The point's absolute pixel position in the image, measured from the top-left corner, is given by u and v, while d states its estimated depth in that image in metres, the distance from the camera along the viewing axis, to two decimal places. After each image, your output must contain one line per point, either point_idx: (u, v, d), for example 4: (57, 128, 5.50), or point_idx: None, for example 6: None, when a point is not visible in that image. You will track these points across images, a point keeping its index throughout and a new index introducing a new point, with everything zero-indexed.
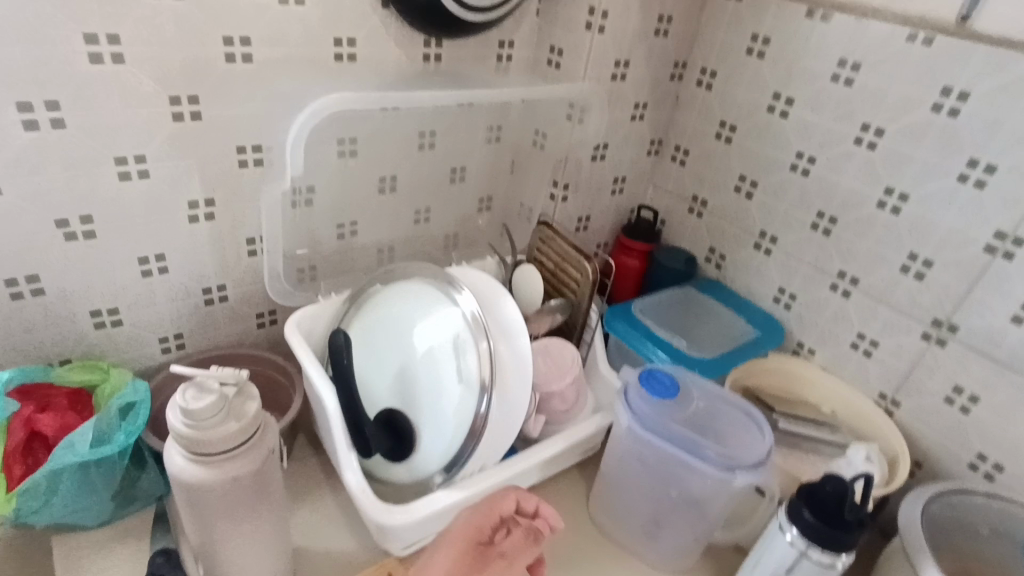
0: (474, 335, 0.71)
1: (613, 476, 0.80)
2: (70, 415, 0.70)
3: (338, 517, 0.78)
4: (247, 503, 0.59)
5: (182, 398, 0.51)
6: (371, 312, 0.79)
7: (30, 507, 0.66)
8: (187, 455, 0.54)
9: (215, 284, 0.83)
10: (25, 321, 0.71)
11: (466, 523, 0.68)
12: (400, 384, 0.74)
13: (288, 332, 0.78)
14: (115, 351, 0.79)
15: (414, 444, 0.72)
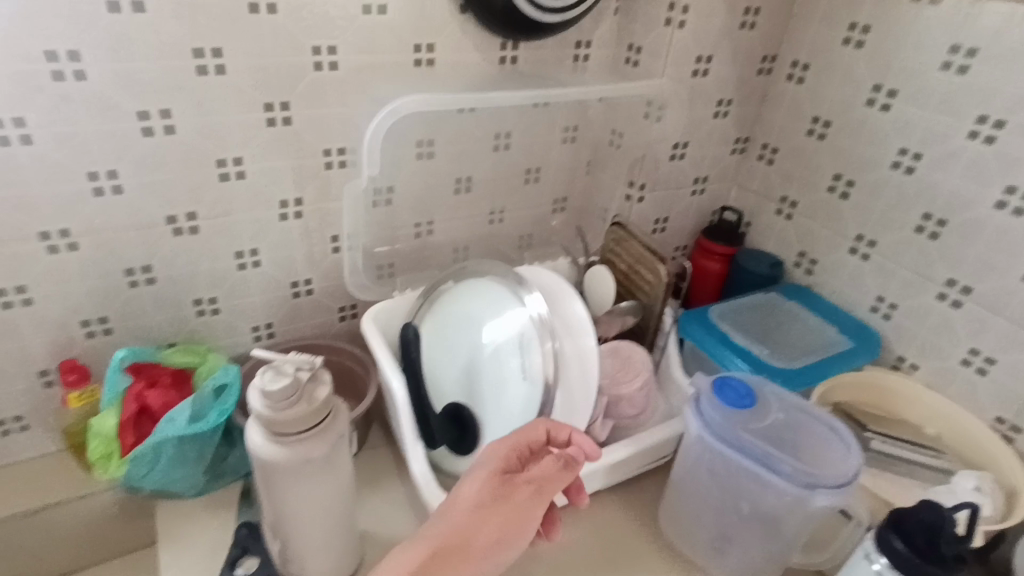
0: (539, 336, 0.71)
1: (680, 485, 0.78)
2: (173, 393, 0.77)
3: (405, 506, 0.81)
4: (317, 483, 0.62)
5: (260, 380, 0.54)
6: (444, 309, 0.81)
7: (140, 474, 0.74)
8: (265, 434, 0.58)
9: (302, 278, 0.89)
10: (141, 306, 0.79)
11: (501, 449, 0.64)
12: (467, 380, 0.75)
13: (365, 325, 0.82)
14: (214, 337, 0.86)
15: (479, 439, 0.73)
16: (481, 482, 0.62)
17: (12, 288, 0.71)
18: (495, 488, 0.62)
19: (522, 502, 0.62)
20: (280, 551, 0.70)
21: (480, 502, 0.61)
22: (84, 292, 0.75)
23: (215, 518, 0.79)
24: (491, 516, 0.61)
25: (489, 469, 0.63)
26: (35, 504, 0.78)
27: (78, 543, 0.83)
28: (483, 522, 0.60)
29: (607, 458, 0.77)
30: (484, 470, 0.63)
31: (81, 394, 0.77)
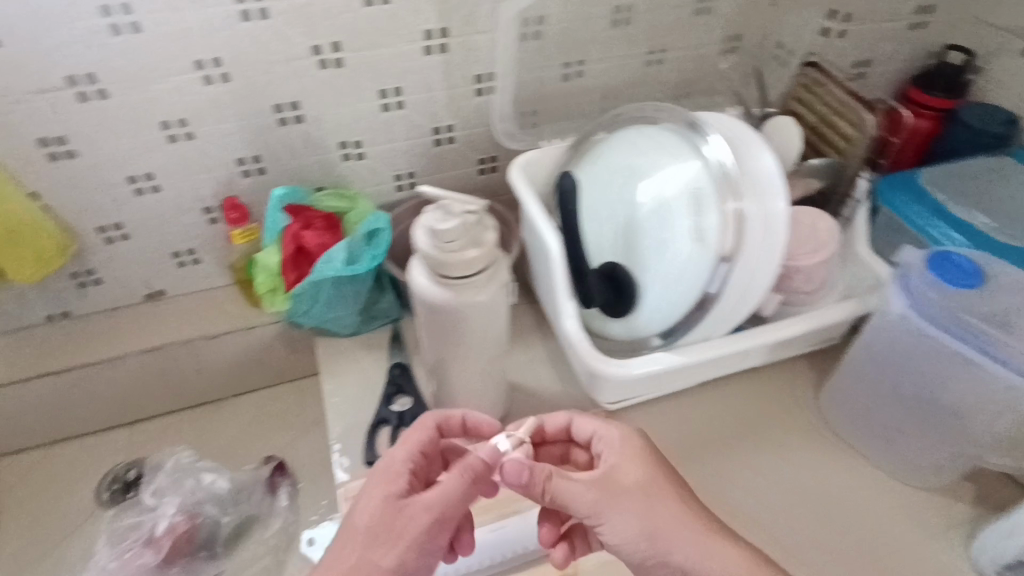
0: (719, 192, 0.61)
1: (852, 372, 0.72)
2: (327, 236, 0.78)
3: (549, 361, 0.81)
4: (475, 328, 0.62)
5: (430, 219, 0.51)
6: (605, 161, 0.73)
7: (302, 309, 0.78)
8: (431, 275, 0.56)
9: (445, 124, 0.83)
10: (291, 147, 0.78)
11: (396, 459, 0.57)
12: (626, 237, 0.68)
13: (512, 173, 0.76)
14: (359, 184, 0.85)
15: (635, 302, 0.67)
16: (378, 495, 0.54)
17: (176, 122, 0.71)
18: (395, 500, 0.53)
19: (426, 534, 0.53)
20: (436, 392, 0.72)
21: (396, 531, 0.52)
22: (238, 130, 0.74)
23: (369, 357, 0.83)
24: (393, 540, 0.52)
25: (402, 463, 0.56)
26: (213, 331, 0.85)
27: (247, 368, 0.91)
28: (379, 553, 0.51)
29: (774, 333, 0.70)
30: (388, 470, 0.56)
31: (246, 233, 0.80)
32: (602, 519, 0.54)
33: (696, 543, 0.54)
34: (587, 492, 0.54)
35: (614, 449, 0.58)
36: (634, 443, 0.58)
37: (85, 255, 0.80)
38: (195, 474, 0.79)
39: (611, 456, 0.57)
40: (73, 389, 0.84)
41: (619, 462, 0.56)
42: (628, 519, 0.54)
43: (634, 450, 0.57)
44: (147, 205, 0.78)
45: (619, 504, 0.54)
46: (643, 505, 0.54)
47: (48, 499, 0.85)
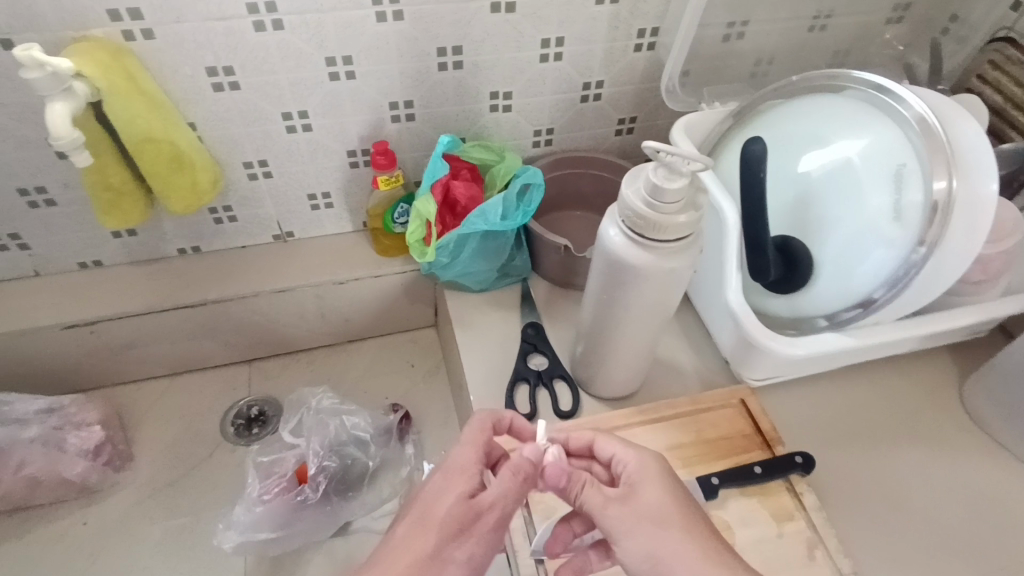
0: (928, 168, 0.59)
1: (1006, 371, 0.68)
2: (476, 188, 0.77)
3: (683, 332, 0.80)
4: (650, 295, 0.58)
5: (653, 175, 0.49)
6: (781, 128, 0.70)
7: (442, 262, 0.78)
8: (630, 235, 0.54)
9: (596, 80, 0.80)
10: (443, 93, 0.76)
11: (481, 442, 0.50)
12: (802, 210, 0.66)
13: (675, 133, 0.73)
14: (500, 136, 0.83)
15: (808, 277, 0.66)
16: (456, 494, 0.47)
17: (340, 59, 0.69)
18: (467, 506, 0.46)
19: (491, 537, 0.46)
20: (580, 354, 0.72)
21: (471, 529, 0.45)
22: (397, 72, 0.72)
23: (499, 315, 0.82)
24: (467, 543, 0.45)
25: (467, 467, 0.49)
26: (342, 276, 0.85)
27: (368, 315, 0.91)
28: (453, 548, 0.44)
29: (946, 321, 0.65)
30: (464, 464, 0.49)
31: (389, 178, 0.78)
32: (624, 547, 0.47)
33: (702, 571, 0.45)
34: (618, 516, 0.47)
35: (632, 466, 0.50)
36: (649, 459, 0.50)
37: (227, 190, 0.80)
38: (337, 415, 0.81)
39: (631, 475, 0.50)
40: (203, 323, 0.85)
41: (644, 484, 0.49)
42: (648, 543, 0.46)
43: (642, 466, 0.50)
44: (294, 143, 0.77)
45: (640, 529, 0.46)
46: (673, 528, 0.46)
47: (173, 428, 0.86)
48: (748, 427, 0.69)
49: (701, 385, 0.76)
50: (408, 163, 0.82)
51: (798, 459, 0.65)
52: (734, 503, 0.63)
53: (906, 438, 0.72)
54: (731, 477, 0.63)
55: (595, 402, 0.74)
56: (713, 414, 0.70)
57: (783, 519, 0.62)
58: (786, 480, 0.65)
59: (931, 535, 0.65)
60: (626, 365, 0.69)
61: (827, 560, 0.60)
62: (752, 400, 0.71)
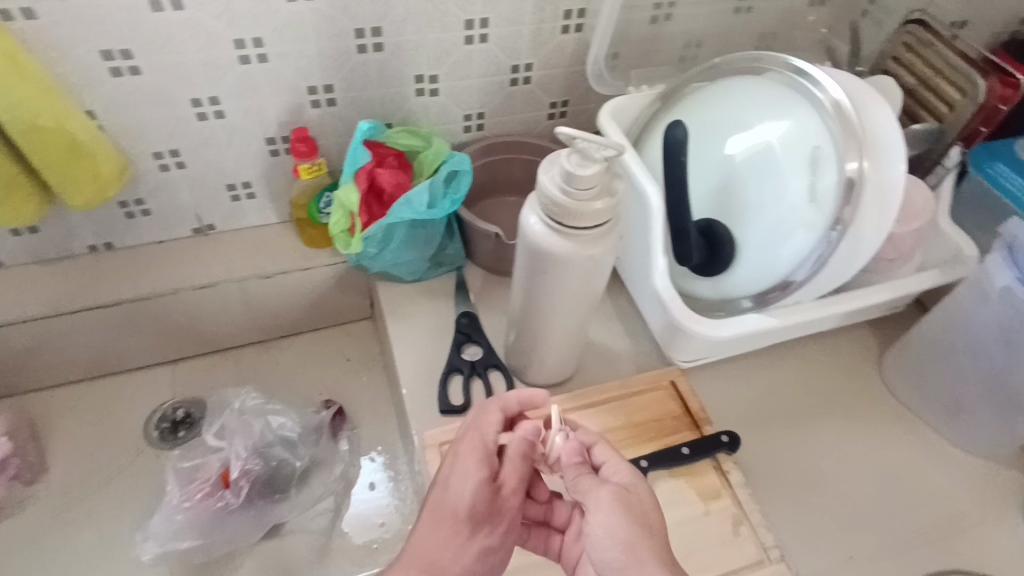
0: (841, 151, 0.60)
1: (926, 344, 0.72)
2: (402, 175, 0.75)
3: (617, 317, 0.81)
4: (574, 283, 0.58)
5: (567, 162, 0.48)
6: (705, 113, 0.70)
7: (370, 253, 0.75)
8: (549, 224, 0.54)
9: (524, 63, 0.78)
10: (365, 76, 0.73)
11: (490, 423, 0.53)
12: (725, 193, 0.67)
13: (602, 117, 0.73)
14: (429, 121, 0.80)
15: (732, 260, 0.67)
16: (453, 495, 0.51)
17: (250, 41, 0.66)
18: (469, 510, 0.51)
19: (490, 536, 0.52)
20: (513, 342, 0.71)
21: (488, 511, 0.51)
22: (313, 54, 0.69)
23: (433, 305, 0.81)
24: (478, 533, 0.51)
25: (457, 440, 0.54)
26: (267, 270, 0.81)
27: (299, 309, 0.88)
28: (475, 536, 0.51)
29: (863, 301, 0.67)
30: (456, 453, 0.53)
31: (312, 167, 0.75)
32: (591, 523, 0.47)
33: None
34: (601, 497, 0.47)
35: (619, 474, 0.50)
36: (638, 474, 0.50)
37: (136, 181, 0.75)
38: (261, 415, 0.78)
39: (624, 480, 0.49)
40: (119, 324, 0.80)
41: (636, 487, 0.49)
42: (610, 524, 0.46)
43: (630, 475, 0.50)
44: (207, 131, 0.73)
45: (614, 508, 0.47)
46: (639, 530, 0.46)
47: (91, 436, 0.82)
48: (678, 408, 0.70)
49: (635, 368, 0.76)
50: (333, 150, 0.79)
51: (724, 438, 0.66)
52: (663, 484, 0.64)
53: (829, 413, 0.75)
54: (659, 460, 0.64)
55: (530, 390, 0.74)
56: (645, 397, 0.71)
57: (709, 498, 0.64)
58: (712, 459, 0.66)
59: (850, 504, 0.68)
60: (558, 352, 0.69)
61: (751, 535, 0.62)
62: (682, 382, 0.72)
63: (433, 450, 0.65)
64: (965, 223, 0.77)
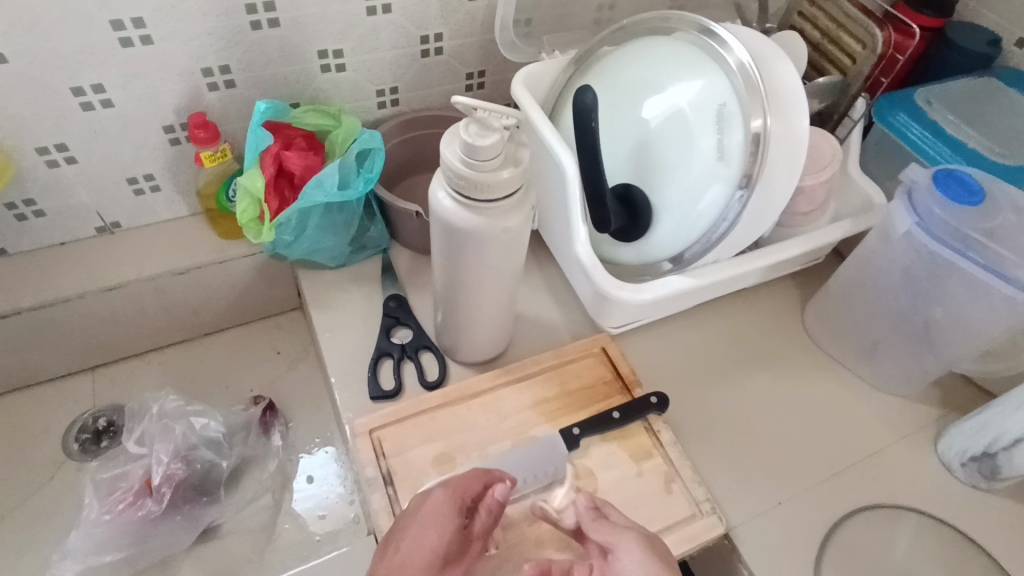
0: (746, 107, 0.61)
1: (846, 288, 0.74)
2: (312, 157, 0.72)
3: (548, 288, 0.80)
4: (490, 257, 0.57)
5: (466, 133, 0.47)
6: (617, 76, 0.69)
7: (285, 241, 0.72)
8: (457, 197, 0.52)
9: (434, 33, 0.75)
10: (263, 55, 0.69)
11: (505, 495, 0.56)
12: (639, 157, 0.67)
13: (515, 85, 0.71)
14: (340, 100, 0.77)
15: (650, 223, 0.67)
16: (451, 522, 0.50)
17: (129, 21, 0.61)
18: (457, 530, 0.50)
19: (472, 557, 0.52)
20: (441, 321, 0.70)
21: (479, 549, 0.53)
22: (203, 33, 0.65)
23: (360, 290, 0.78)
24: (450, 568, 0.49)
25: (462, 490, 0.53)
26: (182, 266, 0.77)
27: (222, 304, 0.85)
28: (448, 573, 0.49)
29: (778, 255, 0.69)
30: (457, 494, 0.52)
31: (214, 154, 0.71)
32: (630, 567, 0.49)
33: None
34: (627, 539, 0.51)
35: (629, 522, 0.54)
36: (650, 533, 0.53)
37: (23, 180, 0.70)
38: (184, 417, 0.75)
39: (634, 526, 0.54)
40: (21, 334, 0.75)
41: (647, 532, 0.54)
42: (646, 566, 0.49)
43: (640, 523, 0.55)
44: (96, 121, 0.68)
45: (638, 547, 0.50)
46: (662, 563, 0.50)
47: (4, 454, 0.77)
48: (609, 373, 0.71)
49: (568, 337, 0.77)
50: (238, 135, 0.75)
51: (653, 399, 0.67)
52: (597, 449, 0.65)
53: (756, 365, 0.77)
54: (591, 426, 0.65)
55: (464, 368, 0.73)
56: (577, 364, 0.71)
57: (642, 458, 0.65)
58: (643, 420, 0.67)
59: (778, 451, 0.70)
60: (486, 327, 0.68)
61: (683, 491, 0.64)
62: (613, 347, 0.72)
63: (364, 438, 0.64)
64: (874, 172, 0.79)
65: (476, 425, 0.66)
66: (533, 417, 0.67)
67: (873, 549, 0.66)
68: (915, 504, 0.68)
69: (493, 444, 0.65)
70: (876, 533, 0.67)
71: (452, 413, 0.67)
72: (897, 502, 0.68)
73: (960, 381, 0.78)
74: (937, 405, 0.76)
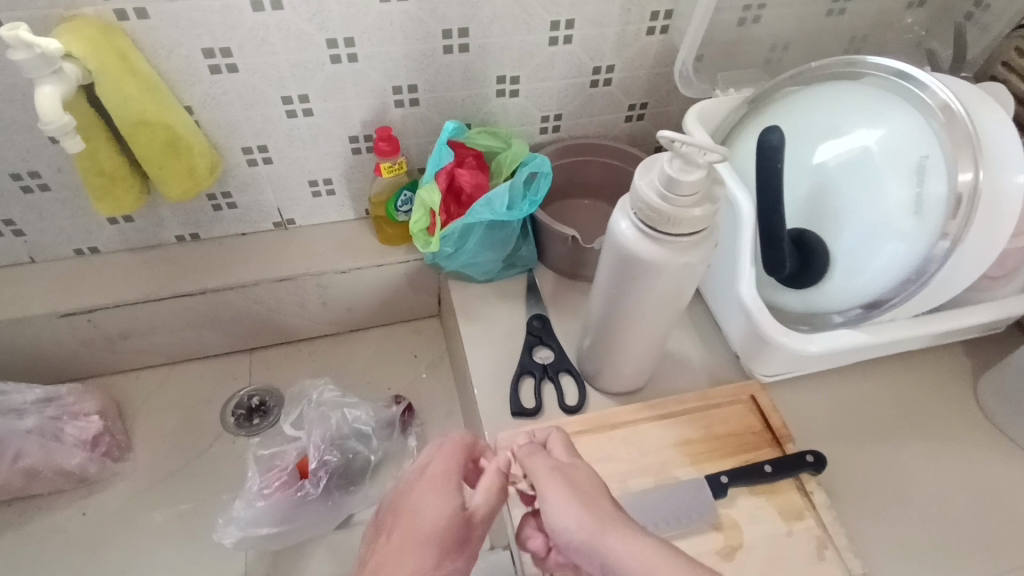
0: (953, 160, 0.57)
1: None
2: (481, 176, 0.76)
3: (692, 326, 0.79)
4: (662, 290, 0.57)
5: (667, 167, 0.47)
6: (799, 117, 0.67)
7: (447, 253, 0.76)
8: (642, 229, 0.52)
9: (606, 65, 0.77)
10: (448, 77, 0.73)
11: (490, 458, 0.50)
12: (818, 201, 0.64)
13: (687, 120, 0.71)
14: (507, 123, 0.80)
15: (824, 271, 0.64)
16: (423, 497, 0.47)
17: (342, 41, 0.67)
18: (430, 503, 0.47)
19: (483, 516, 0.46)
20: (588, 348, 0.70)
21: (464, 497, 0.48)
22: (400, 54, 0.70)
23: (504, 306, 0.80)
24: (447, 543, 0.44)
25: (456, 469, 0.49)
26: (343, 266, 0.83)
27: (370, 304, 0.90)
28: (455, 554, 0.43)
29: (966, 319, 0.63)
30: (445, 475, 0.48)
31: (392, 166, 0.76)
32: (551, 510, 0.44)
33: (649, 555, 0.40)
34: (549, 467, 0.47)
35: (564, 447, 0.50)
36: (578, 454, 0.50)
37: (225, 176, 0.78)
38: (338, 408, 0.80)
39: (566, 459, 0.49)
40: (201, 312, 0.83)
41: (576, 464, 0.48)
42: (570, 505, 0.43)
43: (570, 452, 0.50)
44: (295, 128, 0.74)
45: (563, 490, 0.44)
46: (582, 499, 0.44)
47: (172, 420, 0.85)
48: (758, 423, 0.68)
49: (711, 379, 0.74)
50: (412, 150, 0.80)
51: (808, 457, 0.64)
52: (744, 501, 0.62)
53: (920, 433, 0.71)
54: (741, 476, 0.62)
55: (602, 397, 0.72)
56: (723, 410, 0.69)
57: (792, 518, 0.61)
58: (796, 478, 0.64)
59: (941, 532, 0.64)
60: (634, 359, 0.67)
61: (836, 559, 0.59)
62: (763, 396, 0.69)
63: None
64: None
65: (617, 456, 0.65)
66: (676, 458, 0.65)
67: None
68: None
69: (632, 477, 0.64)
70: None
71: (592, 441, 0.66)
72: None
73: None
74: None
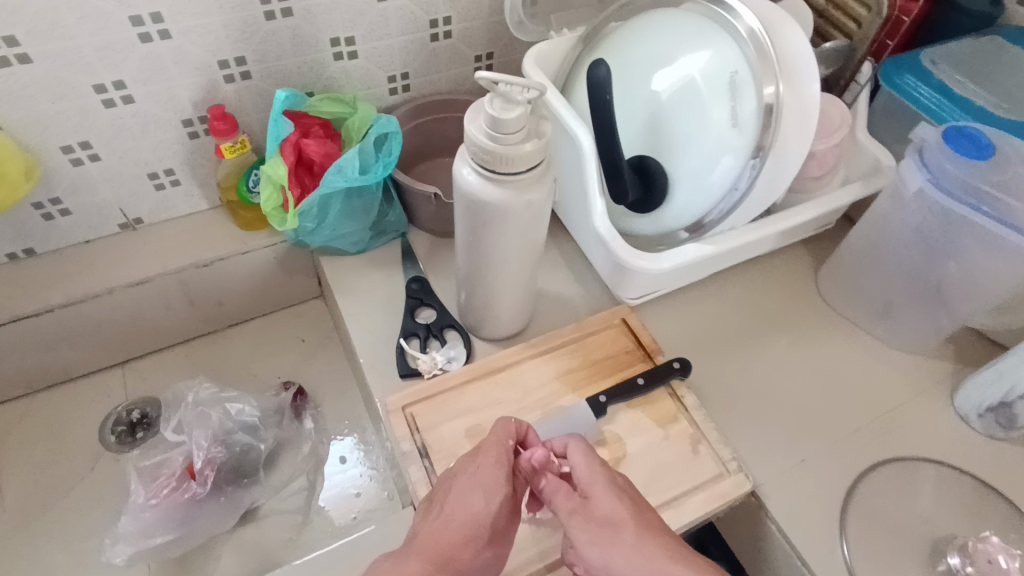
0: (757, 75, 0.62)
1: (865, 255, 0.74)
2: (330, 144, 0.75)
3: (565, 266, 0.82)
4: (515, 233, 0.58)
5: (491, 107, 0.48)
6: (627, 51, 0.70)
7: (308, 228, 0.75)
8: (482, 173, 0.53)
9: (442, 16, 0.76)
10: (278, 44, 0.70)
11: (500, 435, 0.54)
12: (653, 131, 0.68)
13: (526, 64, 0.73)
14: (352, 87, 0.78)
15: (666, 194, 0.68)
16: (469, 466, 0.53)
17: (147, 16, 0.62)
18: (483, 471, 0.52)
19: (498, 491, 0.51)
20: (465, 301, 0.71)
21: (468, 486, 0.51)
22: (220, 25, 0.66)
23: (379, 274, 0.80)
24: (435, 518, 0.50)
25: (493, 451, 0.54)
26: (204, 259, 0.79)
27: (243, 294, 0.86)
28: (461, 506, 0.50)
29: (792, 219, 0.70)
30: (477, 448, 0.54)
31: (234, 145, 0.73)
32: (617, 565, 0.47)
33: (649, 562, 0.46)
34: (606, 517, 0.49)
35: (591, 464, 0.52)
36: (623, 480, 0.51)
37: (46, 180, 0.70)
38: (218, 404, 0.80)
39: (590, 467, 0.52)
40: (54, 331, 0.77)
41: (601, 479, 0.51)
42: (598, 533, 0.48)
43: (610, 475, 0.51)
44: (117, 118, 0.69)
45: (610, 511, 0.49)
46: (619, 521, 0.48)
47: (44, 451, 0.79)
48: (631, 343, 0.73)
49: (588, 311, 0.78)
50: (255, 126, 0.77)
51: (676, 364, 0.69)
52: (623, 416, 0.67)
53: (774, 327, 0.78)
54: (617, 394, 0.67)
55: (486, 345, 0.74)
56: (599, 336, 0.73)
57: (667, 423, 0.67)
58: (667, 386, 0.69)
59: (797, 407, 0.71)
60: (508, 305, 0.69)
61: (710, 452, 0.65)
62: (632, 318, 0.74)
63: (397, 414, 0.66)
64: (882, 133, 0.80)
65: (503, 399, 0.67)
66: (559, 388, 0.68)
67: (896, 505, 0.64)
68: (933, 456, 0.68)
69: (519, 412, 0.66)
70: (894, 485, 0.66)
71: (479, 388, 0.68)
72: (913, 455, 0.68)
73: (973, 336, 0.77)
74: (955, 362, 0.75)
